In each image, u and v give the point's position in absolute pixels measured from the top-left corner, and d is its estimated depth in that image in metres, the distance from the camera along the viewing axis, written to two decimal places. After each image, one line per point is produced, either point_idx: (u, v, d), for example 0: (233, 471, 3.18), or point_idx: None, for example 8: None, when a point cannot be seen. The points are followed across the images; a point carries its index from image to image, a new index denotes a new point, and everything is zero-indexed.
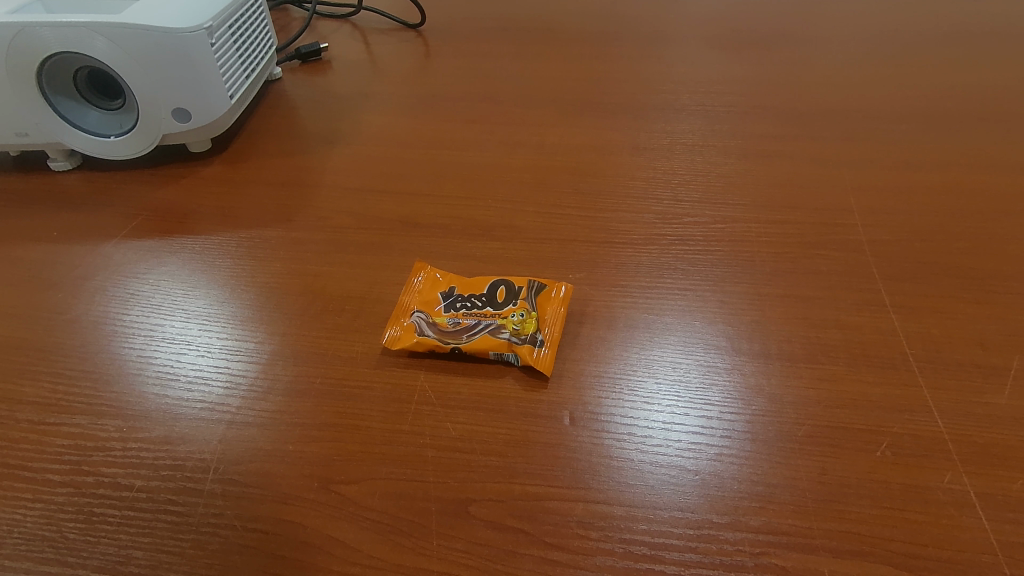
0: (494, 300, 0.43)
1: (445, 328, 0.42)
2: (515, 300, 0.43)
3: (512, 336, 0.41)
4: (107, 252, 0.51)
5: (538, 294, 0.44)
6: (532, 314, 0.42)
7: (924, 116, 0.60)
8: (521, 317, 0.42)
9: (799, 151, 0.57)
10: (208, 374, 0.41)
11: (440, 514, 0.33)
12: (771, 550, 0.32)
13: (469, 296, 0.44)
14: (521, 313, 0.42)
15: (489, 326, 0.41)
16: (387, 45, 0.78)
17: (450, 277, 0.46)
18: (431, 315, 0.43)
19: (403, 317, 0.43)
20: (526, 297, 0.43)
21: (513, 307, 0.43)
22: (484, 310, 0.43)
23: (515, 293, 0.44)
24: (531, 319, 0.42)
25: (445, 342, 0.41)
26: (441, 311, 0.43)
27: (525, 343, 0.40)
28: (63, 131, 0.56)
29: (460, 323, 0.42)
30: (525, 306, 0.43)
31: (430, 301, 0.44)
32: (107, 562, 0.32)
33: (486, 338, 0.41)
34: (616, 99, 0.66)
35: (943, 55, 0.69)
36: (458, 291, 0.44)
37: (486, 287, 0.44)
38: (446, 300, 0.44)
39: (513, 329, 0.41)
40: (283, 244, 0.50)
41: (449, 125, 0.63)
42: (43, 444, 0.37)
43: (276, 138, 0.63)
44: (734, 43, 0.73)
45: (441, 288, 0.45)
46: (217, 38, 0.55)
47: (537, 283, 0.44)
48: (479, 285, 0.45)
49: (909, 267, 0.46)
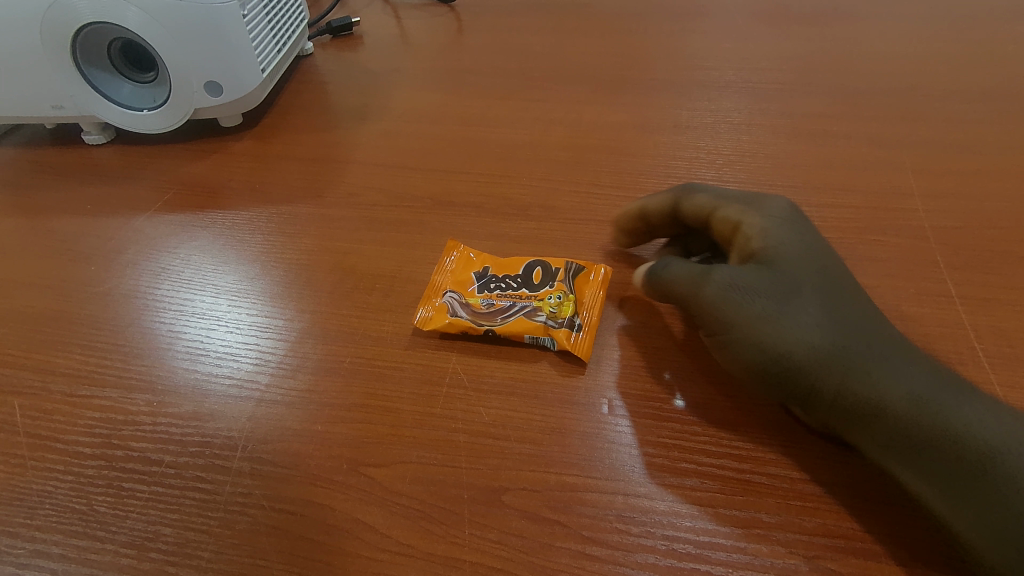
0: (530, 282, 0.42)
1: (479, 309, 0.40)
2: (552, 282, 0.41)
3: (548, 319, 0.39)
4: (138, 225, 0.51)
5: (575, 276, 0.42)
6: (570, 298, 0.40)
7: (991, 97, 0.56)
8: (558, 299, 0.40)
9: (855, 131, 0.54)
10: (237, 350, 0.40)
11: (473, 503, 0.32)
12: (826, 554, 0.29)
13: (504, 277, 0.42)
14: (557, 295, 0.40)
15: (524, 308, 0.40)
16: (418, 20, 0.76)
17: (485, 257, 0.44)
18: (464, 296, 0.41)
19: (435, 297, 0.42)
20: (563, 279, 0.42)
21: (550, 289, 0.41)
22: (520, 291, 0.41)
23: (551, 275, 0.42)
24: (569, 302, 0.40)
25: (478, 324, 0.39)
26: (474, 291, 0.41)
27: (562, 328, 0.39)
28: (96, 103, 0.56)
29: (494, 303, 0.40)
30: (562, 289, 0.41)
31: (463, 281, 0.42)
32: (135, 538, 0.31)
33: (521, 321, 0.39)
34: (656, 75, 0.63)
35: (1013, 32, 0.64)
36: (491, 272, 0.43)
37: (522, 268, 0.43)
38: (479, 280, 0.42)
39: (550, 312, 0.39)
40: (313, 219, 0.49)
41: (483, 101, 0.61)
42: (74, 416, 0.37)
43: (307, 113, 0.62)
44: (783, 18, 0.69)
45: (474, 267, 0.43)
46: (250, 9, 0.54)
47: (575, 264, 0.42)
48: (513, 266, 0.43)
49: (976, 256, 0.42)
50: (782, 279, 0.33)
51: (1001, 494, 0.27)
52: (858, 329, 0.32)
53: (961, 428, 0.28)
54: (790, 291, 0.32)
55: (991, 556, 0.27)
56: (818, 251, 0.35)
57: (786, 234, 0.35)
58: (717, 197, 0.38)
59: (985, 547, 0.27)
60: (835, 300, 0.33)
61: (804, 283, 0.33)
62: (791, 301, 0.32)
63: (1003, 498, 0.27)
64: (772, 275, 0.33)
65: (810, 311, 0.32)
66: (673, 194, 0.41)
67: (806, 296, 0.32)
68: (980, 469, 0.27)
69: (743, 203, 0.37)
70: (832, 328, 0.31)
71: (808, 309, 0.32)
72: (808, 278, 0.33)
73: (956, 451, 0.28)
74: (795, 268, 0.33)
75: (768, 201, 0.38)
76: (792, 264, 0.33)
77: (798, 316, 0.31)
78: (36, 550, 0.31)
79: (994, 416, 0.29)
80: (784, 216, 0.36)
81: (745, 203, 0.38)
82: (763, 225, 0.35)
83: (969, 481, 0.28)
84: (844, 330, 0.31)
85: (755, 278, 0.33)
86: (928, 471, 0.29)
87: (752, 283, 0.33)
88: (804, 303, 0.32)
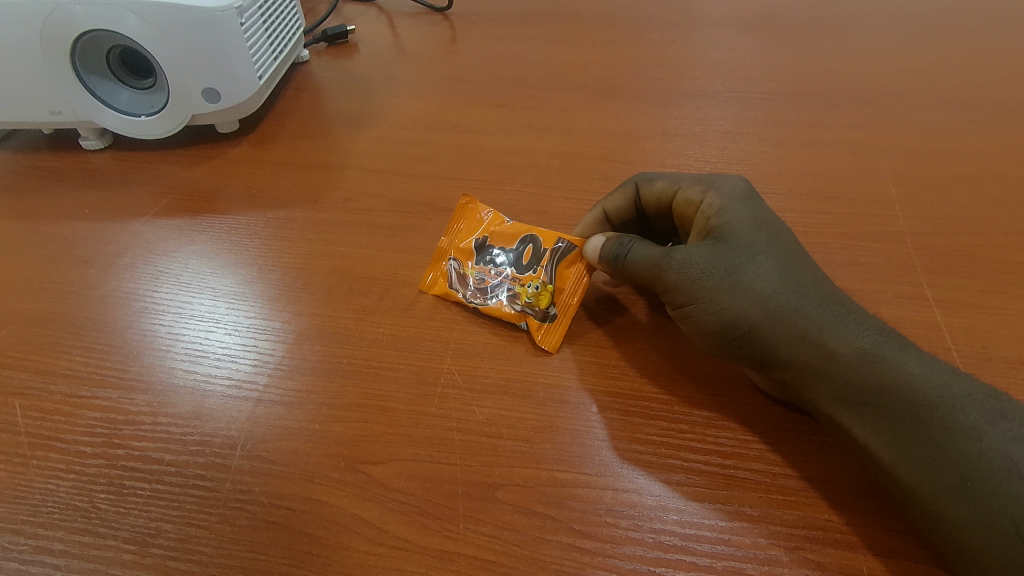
0: (519, 261, 0.43)
1: (471, 285, 0.43)
2: (537, 267, 0.42)
3: (524, 308, 0.41)
4: (136, 230, 0.51)
5: (562, 259, 0.42)
6: (548, 287, 0.41)
7: (969, 107, 0.58)
8: (536, 289, 0.41)
9: (836, 140, 0.56)
10: (236, 351, 0.41)
11: (468, 498, 0.33)
12: (806, 545, 0.31)
13: (499, 251, 0.44)
14: (537, 284, 0.42)
15: (506, 293, 0.42)
16: (413, 28, 0.78)
17: (489, 223, 0.45)
18: (461, 266, 0.44)
19: (439, 262, 0.45)
20: (548, 263, 0.42)
21: (533, 275, 0.42)
22: (508, 271, 0.43)
23: (537, 258, 0.43)
24: (547, 292, 0.41)
25: (465, 300, 0.42)
26: (472, 264, 0.44)
27: (535, 317, 0.41)
28: (95, 109, 0.57)
29: (485, 280, 0.43)
30: (543, 276, 0.42)
31: (463, 249, 0.45)
32: (137, 534, 0.32)
33: (500, 307, 0.42)
34: (646, 84, 0.64)
35: (989, 46, 0.67)
36: (489, 243, 0.44)
37: (518, 242, 0.44)
38: (478, 252, 0.44)
39: (526, 301, 0.41)
40: (310, 224, 0.50)
41: (477, 108, 0.63)
42: (75, 416, 0.38)
43: (304, 118, 0.63)
44: (768, 29, 0.71)
45: (476, 235, 0.45)
46: (247, 18, 0.55)
47: (564, 245, 0.42)
48: (510, 238, 0.44)
49: (951, 260, 0.44)
50: (738, 250, 0.36)
51: (940, 444, 0.29)
52: (809, 291, 0.35)
53: (903, 377, 0.31)
54: (746, 257, 0.35)
55: (931, 500, 0.29)
56: (771, 222, 0.38)
57: (742, 207, 0.38)
58: (674, 181, 0.41)
59: (925, 492, 0.29)
60: (789, 266, 0.36)
61: (759, 251, 0.36)
62: (746, 268, 0.35)
63: (960, 439, 0.29)
64: (729, 245, 0.36)
65: (764, 276, 0.35)
66: (628, 187, 0.43)
67: (762, 263, 0.35)
68: (919, 422, 0.30)
69: (700, 182, 0.40)
70: (785, 291, 0.34)
71: (762, 275, 0.35)
72: (763, 248, 0.36)
73: (897, 400, 0.30)
74: (751, 239, 0.36)
75: (723, 178, 0.41)
76: (747, 236, 0.36)
77: (752, 282, 0.34)
78: (39, 547, 0.32)
79: (938, 367, 0.31)
80: (739, 189, 0.39)
81: (701, 181, 0.41)
82: (721, 202, 0.38)
83: (909, 429, 0.30)
84: (796, 293, 0.34)
85: (713, 251, 0.36)
86: (879, 426, 0.31)
87: (709, 256, 0.35)
88: (760, 270, 0.35)
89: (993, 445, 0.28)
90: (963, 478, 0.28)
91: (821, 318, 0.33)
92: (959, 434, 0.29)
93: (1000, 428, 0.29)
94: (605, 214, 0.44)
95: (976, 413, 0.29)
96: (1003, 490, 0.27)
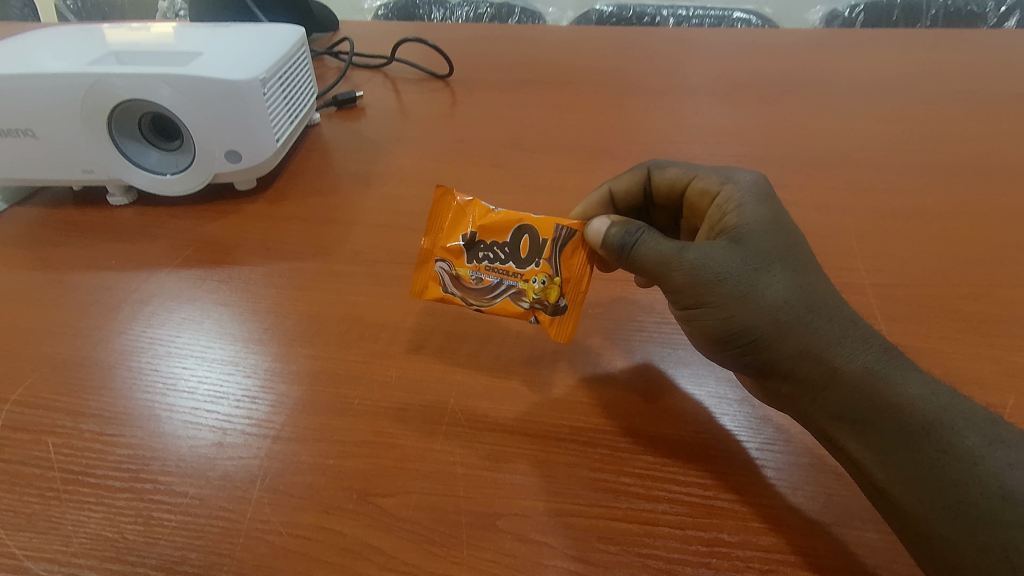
0: (517, 254, 0.45)
1: (470, 284, 0.46)
2: (538, 259, 0.44)
3: (534, 302, 0.44)
4: (161, 279, 0.55)
5: (562, 250, 0.44)
6: (554, 280, 0.44)
7: (924, 169, 0.65)
8: (543, 284, 0.44)
9: (804, 199, 0.61)
10: (255, 393, 0.44)
11: (470, 527, 0.36)
12: (779, 567, 0.34)
13: (492, 244, 0.45)
14: (542, 278, 0.44)
15: (511, 289, 0.45)
16: (417, 94, 0.85)
17: (474, 212, 0.45)
18: (454, 266, 0.46)
19: (430, 263, 0.46)
20: (549, 256, 0.44)
21: (536, 268, 0.44)
22: (507, 265, 0.45)
23: (536, 250, 0.44)
24: (554, 286, 0.44)
25: (469, 302, 0.46)
26: (466, 261, 0.45)
27: (547, 310, 0.44)
28: (124, 168, 0.62)
29: (483, 279, 0.45)
30: (547, 269, 0.44)
31: (451, 246, 0.46)
32: (164, 562, 0.35)
33: (507, 303, 0.45)
34: (631, 147, 0.70)
35: (941, 114, 0.74)
36: (479, 237, 0.45)
37: (510, 234, 0.45)
38: (468, 246, 0.45)
39: (536, 297, 0.44)
40: (322, 275, 0.54)
41: (476, 168, 0.68)
42: (105, 452, 0.40)
43: (317, 177, 0.68)
44: (743, 98, 0.78)
45: (463, 228, 0.45)
46: (269, 87, 0.61)
47: (563, 235, 0.44)
48: (501, 229, 0.45)
49: (909, 309, 0.49)
50: (755, 257, 0.40)
51: (939, 467, 0.32)
52: (817, 298, 0.39)
53: (907, 395, 0.34)
54: (763, 266, 0.39)
55: (921, 517, 0.32)
56: (787, 223, 0.42)
57: (760, 207, 0.43)
58: (691, 169, 0.48)
59: (919, 511, 0.32)
60: (801, 275, 0.40)
61: (775, 259, 0.40)
62: (762, 276, 0.39)
63: (956, 463, 0.31)
64: (746, 250, 0.40)
65: (777, 285, 0.39)
66: (643, 170, 0.50)
67: (776, 273, 0.39)
68: (919, 444, 0.32)
69: (721, 176, 0.46)
70: (797, 300, 0.38)
71: (777, 282, 0.39)
72: (779, 253, 0.40)
73: (897, 418, 0.33)
74: (767, 248, 0.40)
75: (744, 175, 0.45)
76: (764, 244, 0.40)
77: (767, 289, 0.38)
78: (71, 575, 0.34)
79: (938, 389, 0.34)
80: (756, 183, 0.45)
81: (720, 174, 0.47)
82: (740, 195, 0.44)
83: (907, 449, 0.33)
84: (807, 302, 0.38)
85: (730, 256, 0.40)
86: (878, 442, 0.34)
87: (726, 261, 0.39)
88: (775, 279, 0.39)
89: (989, 470, 0.31)
90: (957, 500, 0.31)
91: (830, 327, 0.37)
92: (958, 457, 0.32)
93: (998, 455, 0.31)
94: (614, 193, 0.51)
95: (974, 437, 0.32)
96: (995, 512, 0.30)
